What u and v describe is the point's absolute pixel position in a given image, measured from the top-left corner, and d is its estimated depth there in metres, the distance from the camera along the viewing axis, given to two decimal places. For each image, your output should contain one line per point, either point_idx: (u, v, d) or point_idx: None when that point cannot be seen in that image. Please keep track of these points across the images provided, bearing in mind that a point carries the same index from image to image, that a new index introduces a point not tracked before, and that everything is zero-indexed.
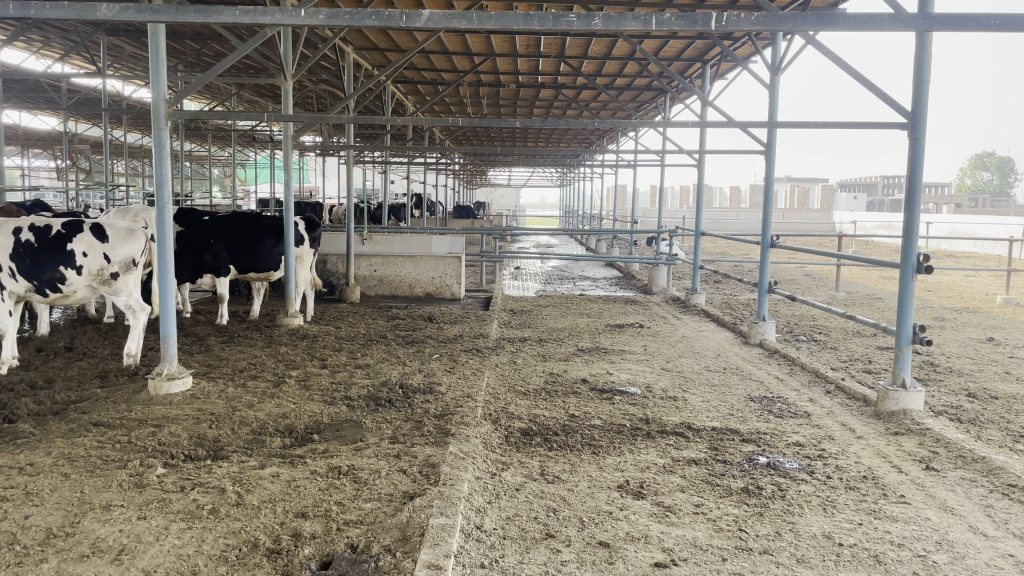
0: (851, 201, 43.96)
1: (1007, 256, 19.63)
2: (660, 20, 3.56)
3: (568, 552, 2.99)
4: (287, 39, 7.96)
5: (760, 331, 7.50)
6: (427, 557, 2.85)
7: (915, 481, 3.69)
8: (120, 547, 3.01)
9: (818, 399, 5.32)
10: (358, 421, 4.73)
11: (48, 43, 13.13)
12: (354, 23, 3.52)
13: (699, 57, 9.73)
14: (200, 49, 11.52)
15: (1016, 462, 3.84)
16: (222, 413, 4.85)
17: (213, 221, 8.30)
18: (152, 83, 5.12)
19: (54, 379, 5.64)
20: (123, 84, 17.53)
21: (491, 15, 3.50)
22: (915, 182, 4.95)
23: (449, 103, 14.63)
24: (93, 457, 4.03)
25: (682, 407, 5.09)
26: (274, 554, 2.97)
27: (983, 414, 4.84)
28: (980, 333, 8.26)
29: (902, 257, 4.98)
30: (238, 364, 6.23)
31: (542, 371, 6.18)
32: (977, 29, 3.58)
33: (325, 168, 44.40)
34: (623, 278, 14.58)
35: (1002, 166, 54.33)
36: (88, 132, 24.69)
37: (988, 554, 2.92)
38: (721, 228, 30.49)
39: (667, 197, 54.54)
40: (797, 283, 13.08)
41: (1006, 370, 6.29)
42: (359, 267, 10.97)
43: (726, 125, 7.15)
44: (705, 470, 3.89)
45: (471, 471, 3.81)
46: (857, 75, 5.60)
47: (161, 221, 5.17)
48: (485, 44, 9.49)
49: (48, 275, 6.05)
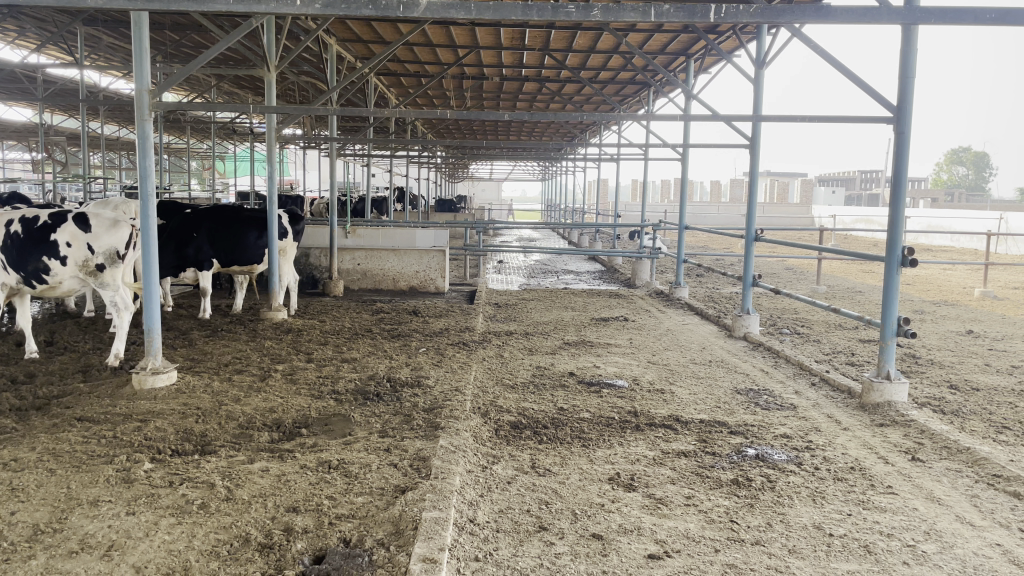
0: (829, 195, 44.55)
1: (982, 249, 20.03)
2: (659, 12, 3.59)
3: (562, 544, 3.00)
4: (270, 29, 7.81)
5: (744, 324, 7.57)
6: (422, 551, 2.84)
7: (901, 472, 3.76)
8: (109, 543, 2.96)
9: (803, 392, 5.39)
10: (346, 416, 4.70)
11: (22, 32, 12.82)
12: (350, 12, 3.47)
13: (683, 51, 9.78)
14: (180, 40, 11.33)
15: (1000, 453, 3.92)
16: (208, 408, 4.79)
17: (196, 214, 8.19)
18: (136, 73, 5.04)
19: (36, 373, 5.55)
20: (100, 75, 17.20)
21: (489, 6, 3.46)
22: (900, 176, 5.00)
23: (433, 96, 14.53)
24: (78, 452, 3.96)
25: (670, 400, 5.13)
26: (267, 550, 2.94)
27: (965, 405, 4.93)
28: (959, 325, 8.42)
29: (886, 250, 5.04)
30: (223, 358, 6.15)
31: (530, 365, 6.18)
32: (973, 22, 3.63)
33: (306, 160, 44.16)
34: (607, 272, 14.65)
35: (978, 161, 55.23)
36: (64, 124, 24.23)
37: (976, 544, 2.98)
38: (703, 222, 30.87)
39: (648, 192, 54.82)
40: (779, 276, 13.20)
41: (987, 362, 6.41)
42: (343, 260, 10.88)
43: (711, 119, 7.18)
44: (694, 462, 3.93)
45: (462, 464, 3.80)
46: (842, 69, 5.65)
47: (146, 213, 5.07)
48: (469, 36, 9.43)
49: (33, 265, 5.98)
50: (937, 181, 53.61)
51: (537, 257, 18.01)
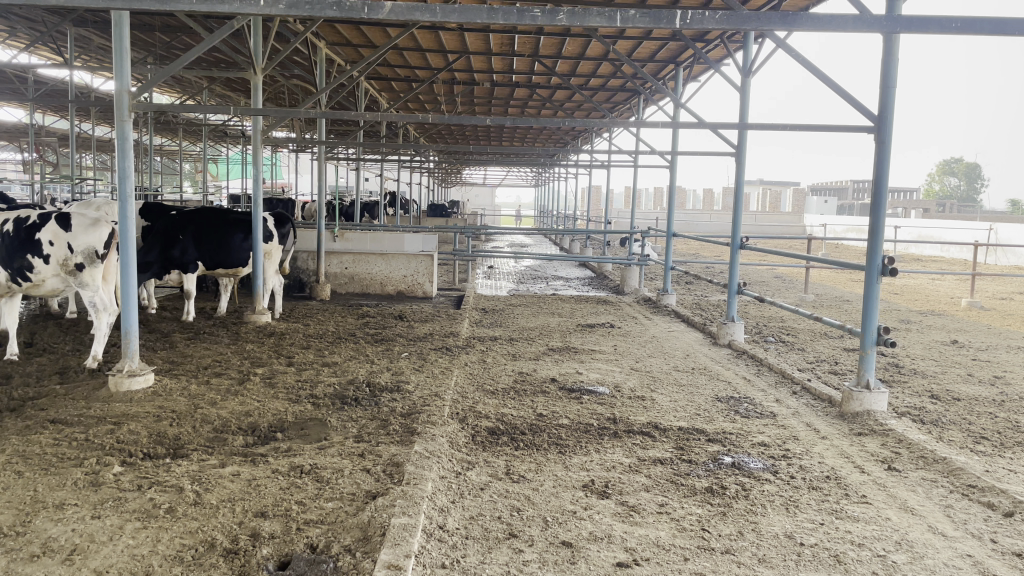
0: (821, 204, 44.68)
1: (971, 260, 20.16)
2: (625, 17, 3.58)
3: (531, 552, 2.97)
4: (258, 32, 7.80)
5: (729, 332, 7.56)
6: (387, 557, 2.80)
7: (877, 482, 3.75)
8: (71, 547, 2.91)
9: (784, 400, 5.38)
10: (323, 420, 4.66)
11: (11, 32, 12.79)
12: (314, 13, 3.43)
13: (672, 59, 9.81)
14: (169, 42, 11.29)
15: (975, 463, 3.92)
16: (183, 411, 4.74)
17: (181, 217, 8.15)
18: (116, 74, 5.01)
19: (13, 375, 5.49)
20: (91, 77, 17.18)
21: (456, 8, 3.44)
22: (880, 186, 5.01)
23: (424, 100, 14.54)
24: (48, 454, 3.91)
25: (650, 407, 5.11)
26: (231, 555, 2.90)
27: (944, 415, 4.94)
28: (943, 335, 8.44)
29: (867, 259, 5.04)
30: (202, 361, 6.09)
31: (512, 371, 6.15)
32: (939, 31, 3.63)
33: (300, 164, 44.25)
34: (596, 278, 14.66)
35: (970, 172, 55.63)
36: (55, 124, 24.11)
37: (947, 554, 2.96)
38: (696, 230, 31.03)
39: (642, 199, 54.99)
40: (768, 284, 13.20)
41: (970, 372, 6.42)
42: (331, 264, 10.85)
43: (697, 127, 7.20)
44: (670, 470, 3.90)
45: (435, 470, 3.76)
46: (825, 79, 5.66)
47: (124, 214, 5.03)
48: (458, 42, 9.45)
49: (17, 263, 5.94)
50: (929, 192, 53.99)
51: (528, 262, 17.96)
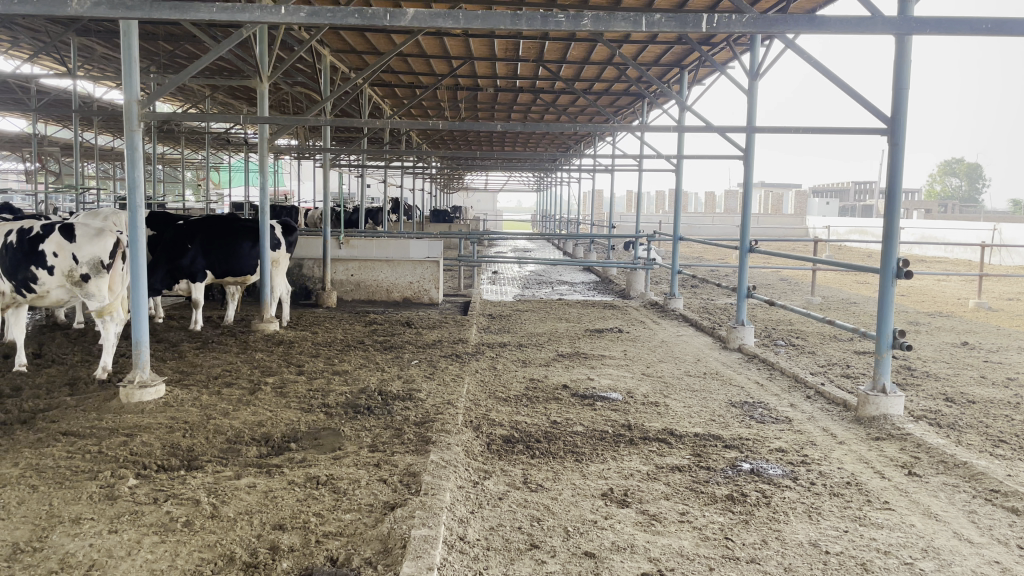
0: (823, 206, 44.55)
1: (976, 261, 20.11)
2: (650, 21, 3.55)
3: (554, 563, 2.94)
4: (264, 40, 7.80)
5: (738, 336, 7.52)
6: (409, 570, 2.77)
7: (898, 487, 3.71)
8: (89, 562, 2.88)
9: (798, 404, 5.35)
10: (336, 430, 4.63)
11: (14, 42, 12.84)
12: (335, 22, 3.41)
13: (677, 62, 9.82)
14: (172, 50, 11.31)
15: (998, 468, 3.88)
16: (196, 421, 4.72)
17: (188, 226, 8.12)
18: (124, 84, 4.99)
19: (21, 387, 5.44)
20: (94, 85, 17.23)
21: (478, 15, 3.42)
22: (894, 187, 4.99)
23: (426, 106, 14.60)
24: (62, 468, 3.88)
25: (664, 413, 5.09)
26: (251, 569, 2.87)
27: (961, 418, 4.90)
28: (954, 337, 8.39)
29: (881, 262, 5.02)
30: (212, 371, 6.07)
31: (523, 377, 6.13)
32: (969, 32, 3.57)
33: (301, 172, 44.40)
34: (601, 282, 14.64)
35: (972, 173, 55.64)
36: (58, 135, 24.20)
37: (975, 561, 2.93)
38: (698, 232, 31.11)
39: (643, 203, 55.05)
40: (774, 287, 13.18)
41: (983, 374, 6.39)
42: (336, 271, 10.85)
43: (704, 130, 7.19)
44: (689, 477, 3.87)
45: (453, 480, 3.73)
46: (837, 81, 5.64)
47: (133, 224, 5.00)
48: (462, 47, 9.46)
49: (22, 274, 5.95)
50: (930, 193, 53.93)
51: (532, 267, 17.91)
